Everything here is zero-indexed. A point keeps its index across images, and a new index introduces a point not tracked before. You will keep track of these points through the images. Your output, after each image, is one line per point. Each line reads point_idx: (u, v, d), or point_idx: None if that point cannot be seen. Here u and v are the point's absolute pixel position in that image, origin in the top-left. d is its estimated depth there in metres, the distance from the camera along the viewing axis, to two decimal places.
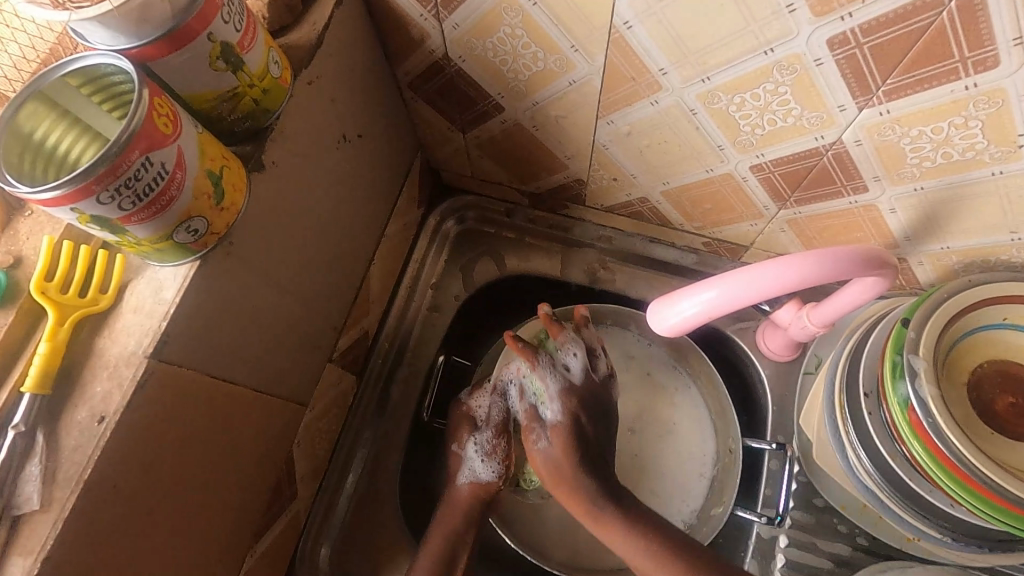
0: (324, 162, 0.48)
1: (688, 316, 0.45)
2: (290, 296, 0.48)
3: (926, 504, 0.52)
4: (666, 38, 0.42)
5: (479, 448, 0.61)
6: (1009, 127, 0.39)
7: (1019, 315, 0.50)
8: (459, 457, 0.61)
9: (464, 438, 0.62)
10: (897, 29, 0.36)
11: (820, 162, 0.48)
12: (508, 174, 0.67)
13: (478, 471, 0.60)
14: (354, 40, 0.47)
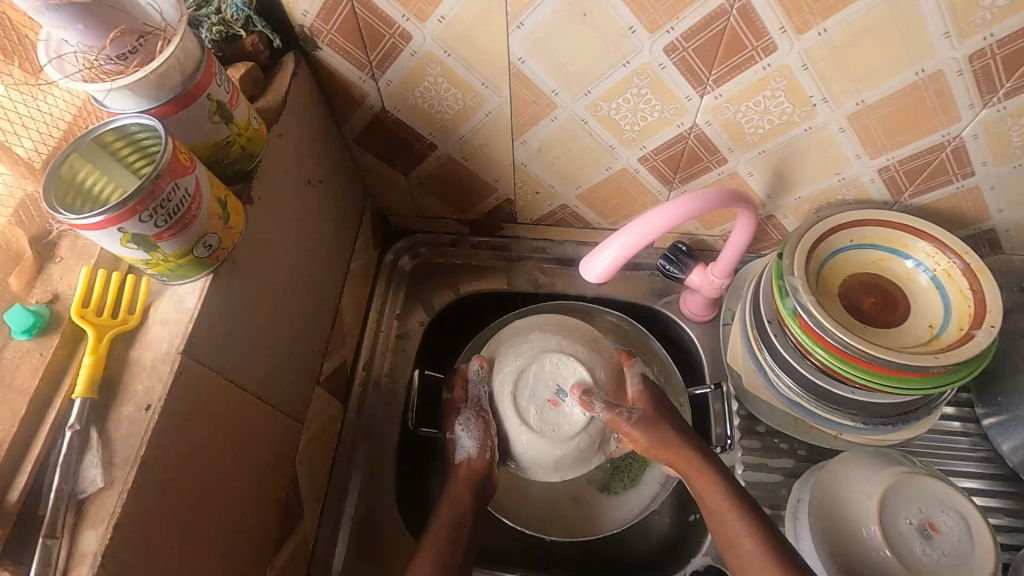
0: (296, 202, 0.57)
1: (609, 263, 0.52)
2: (280, 316, 0.55)
3: (838, 398, 0.63)
4: (552, 65, 0.55)
5: (467, 429, 0.66)
6: (802, 91, 0.55)
7: (859, 236, 0.64)
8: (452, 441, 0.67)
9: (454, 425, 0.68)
10: (706, 33, 0.51)
11: (686, 145, 0.63)
12: (448, 207, 0.78)
13: (466, 447, 0.66)
14: (309, 104, 0.59)
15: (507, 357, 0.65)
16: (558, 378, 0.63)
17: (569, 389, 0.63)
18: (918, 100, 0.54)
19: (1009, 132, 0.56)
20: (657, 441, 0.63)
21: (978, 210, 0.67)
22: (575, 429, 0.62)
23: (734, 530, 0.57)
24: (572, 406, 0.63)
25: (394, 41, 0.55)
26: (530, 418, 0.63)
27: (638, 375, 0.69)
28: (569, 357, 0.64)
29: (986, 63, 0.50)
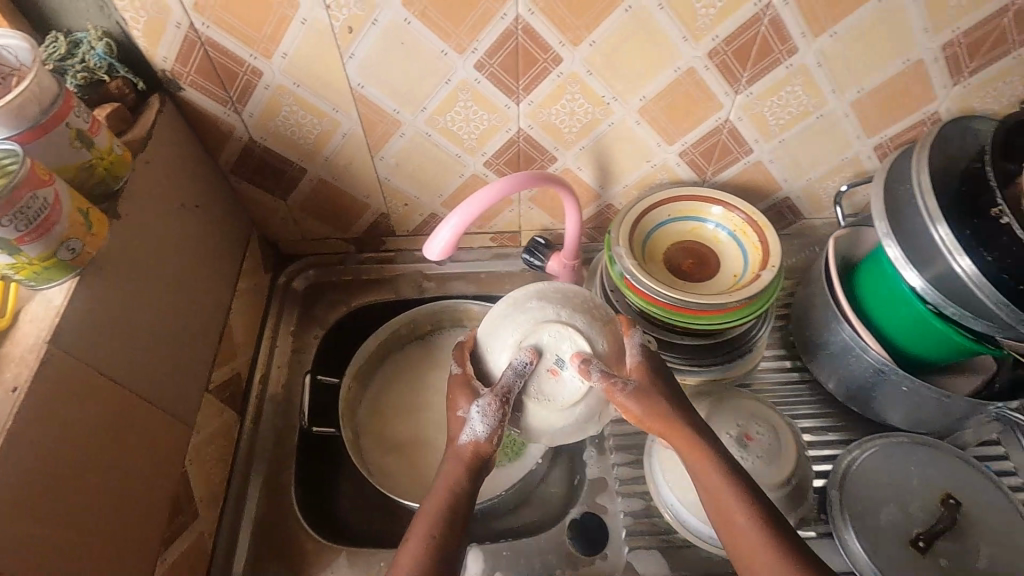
0: (169, 223, 0.64)
1: (445, 242, 0.61)
2: (158, 323, 0.61)
3: (672, 346, 0.74)
4: (387, 87, 0.66)
5: (482, 410, 0.58)
6: (594, 92, 0.68)
7: (673, 210, 0.75)
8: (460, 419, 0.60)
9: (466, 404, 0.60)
10: (504, 50, 0.63)
11: (518, 147, 0.74)
12: (330, 228, 0.86)
13: (477, 429, 0.58)
14: (178, 137, 0.67)
15: (505, 331, 0.61)
16: (557, 351, 0.59)
17: (565, 360, 0.59)
18: (685, 93, 0.68)
19: (763, 113, 0.71)
20: (654, 415, 0.59)
21: (767, 182, 0.81)
22: (573, 398, 0.59)
23: (725, 504, 0.56)
24: (572, 375, 0.59)
25: (248, 77, 0.64)
26: (528, 388, 0.59)
27: (637, 344, 0.63)
28: (566, 331, 0.60)
29: (722, 59, 0.64)
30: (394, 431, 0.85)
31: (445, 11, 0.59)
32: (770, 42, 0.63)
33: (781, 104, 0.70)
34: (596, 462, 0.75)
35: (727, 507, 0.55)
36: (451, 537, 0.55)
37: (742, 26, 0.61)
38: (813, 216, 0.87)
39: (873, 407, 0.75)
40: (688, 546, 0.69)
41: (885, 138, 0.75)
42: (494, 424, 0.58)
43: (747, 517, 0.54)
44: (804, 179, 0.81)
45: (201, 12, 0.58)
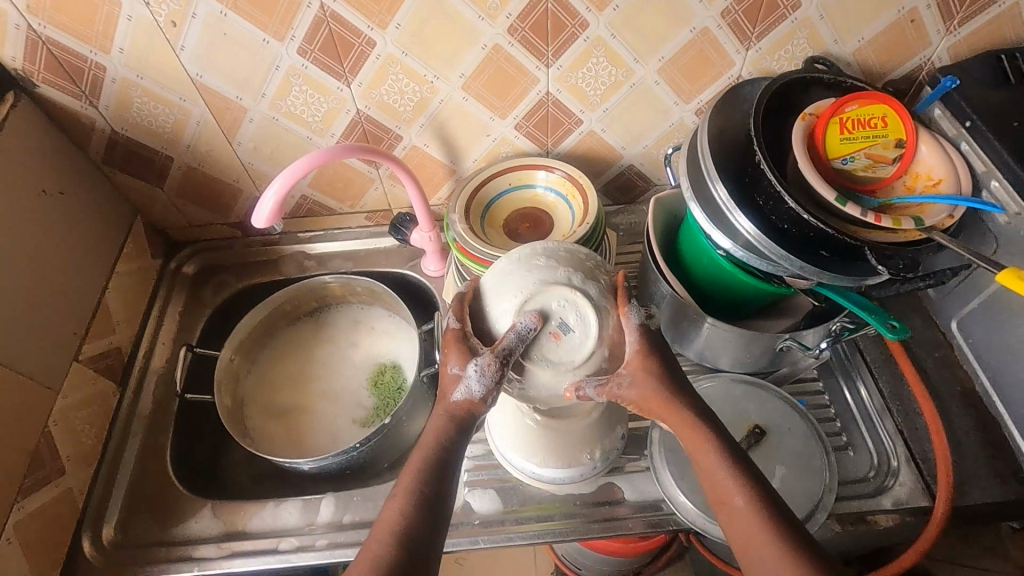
0: (28, 206, 0.71)
1: (268, 209, 0.66)
2: (12, 295, 0.68)
3: None
4: (223, 76, 0.73)
5: (478, 369, 0.54)
6: (416, 71, 0.74)
7: (512, 179, 0.82)
8: (454, 376, 0.56)
9: (463, 361, 0.56)
10: (320, 36, 0.69)
11: (362, 128, 0.81)
12: (210, 214, 0.93)
13: (473, 388, 0.55)
14: (37, 130, 0.73)
15: (510, 289, 0.57)
16: (559, 314, 0.56)
17: (572, 323, 0.56)
18: (499, 68, 0.74)
19: (578, 84, 0.77)
20: (651, 400, 0.57)
21: (606, 150, 0.88)
22: (574, 368, 0.55)
23: (722, 485, 0.54)
24: (576, 344, 0.55)
25: (94, 71, 0.71)
26: (532, 353, 0.55)
27: (633, 329, 0.57)
28: (577, 297, 0.56)
29: (522, 35, 0.71)
30: (276, 399, 0.91)
31: (255, 3, 0.66)
32: (560, 18, 0.69)
33: (591, 74, 0.76)
34: None
35: (724, 488, 0.54)
36: (428, 515, 0.52)
37: (528, 4, 0.68)
38: (660, 181, 0.93)
39: (701, 353, 0.79)
40: (522, 484, 0.75)
41: (700, 103, 0.81)
42: (490, 386, 0.54)
43: (746, 500, 0.53)
44: (640, 146, 0.87)
45: (34, 14, 0.65)
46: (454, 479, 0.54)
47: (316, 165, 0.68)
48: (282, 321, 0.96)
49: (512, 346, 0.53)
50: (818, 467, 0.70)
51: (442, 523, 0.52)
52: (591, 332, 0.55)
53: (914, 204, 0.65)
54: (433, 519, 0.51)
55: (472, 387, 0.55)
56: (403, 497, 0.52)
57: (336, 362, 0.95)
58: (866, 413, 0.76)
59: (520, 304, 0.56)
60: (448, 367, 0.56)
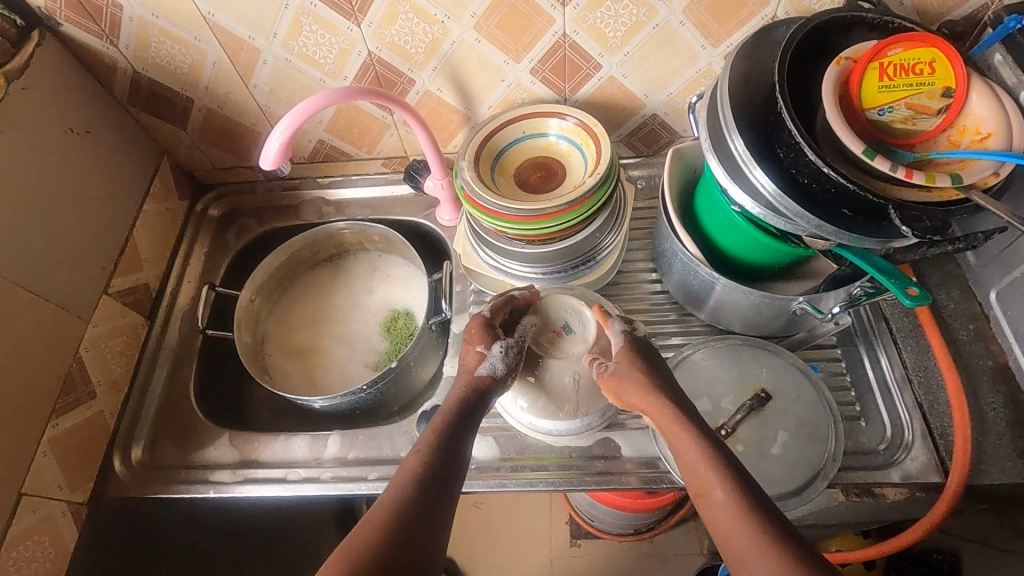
0: (56, 143, 0.74)
1: (275, 149, 0.67)
2: (43, 227, 0.72)
3: (514, 254, 0.79)
4: (235, 15, 0.72)
5: (503, 348, 0.67)
6: (425, 10, 0.72)
7: (527, 126, 0.80)
8: (481, 353, 0.67)
9: (490, 341, 0.67)
10: None
11: (374, 71, 0.80)
12: (232, 156, 0.94)
13: (495, 364, 0.66)
14: (63, 67, 0.75)
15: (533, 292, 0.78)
16: (562, 317, 0.73)
17: (575, 326, 0.73)
18: (513, 7, 0.71)
19: (597, 25, 0.73)
20: (631, 394, 0.63)
21: (627, 97, 0.83)
22: (569, 361, 0.71)
23: (704, 478, 0.54)
24: (574, 340, 0.72)
25: (111, 9, 0.72)
26: (541, 343, 0.72)
27: (622, 332, 0.68)
28: (581, 308, 0.74)
29: None
30: (294, 339, 0.95)
31: None
32: None
33: (611, 13, 0.72)
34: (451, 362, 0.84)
35: (704, 482, 0.53)
36: (438, 467, 0.55)
37: None
38: (686, 133, 0.88)
39: (713, 314, 0.77)
40: (522, 434, 0.75)
41: (730, 45, 0.75)
42: (506, 366, 0.66)
43: (723, 490, 0.52)
44: (665, 93, 0.82)
45: None
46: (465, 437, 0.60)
47: (324, 106, 0.67)
48: (302, 265, 0.98)
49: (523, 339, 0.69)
50: (824, 436, 0.67)
51: (453, 482, 0.55)
52: (590, 335, 0.72)
53: (956, 159, 0.60)
54: (444, 477, 0.54)
55: (493, 365, 0.66)
56: (419, 449, 0.57)
57: (352, 307, 0.97)
58: (885, 384, 0.72)
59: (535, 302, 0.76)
60: (475, 347, 0.67)
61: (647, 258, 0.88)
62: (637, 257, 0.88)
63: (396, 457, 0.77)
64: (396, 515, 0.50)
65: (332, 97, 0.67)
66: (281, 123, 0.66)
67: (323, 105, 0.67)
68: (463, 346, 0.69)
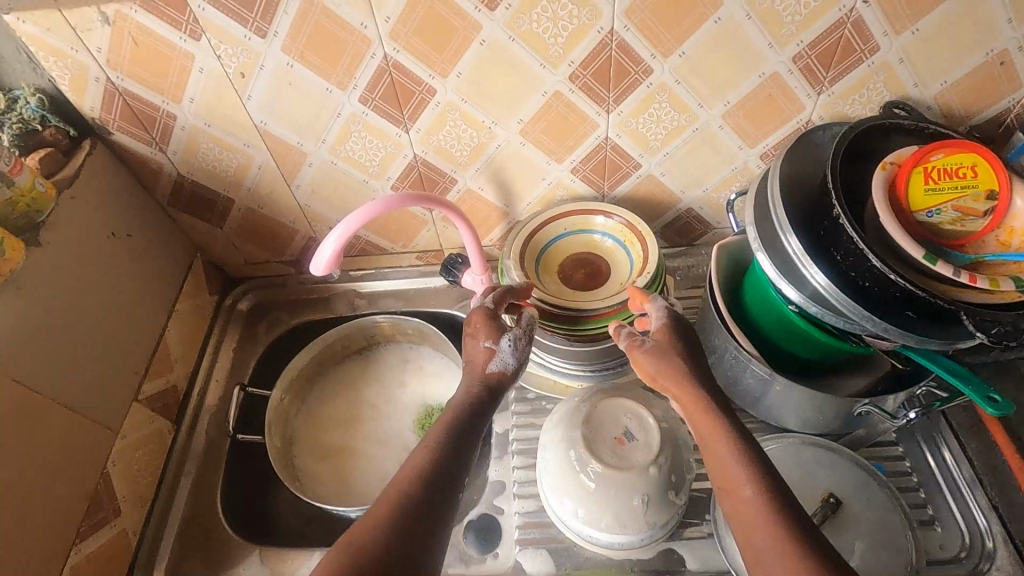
0: (99, 248, 0.73)
1: (328, 256, 0.67)
2: (84, 335, 0.69)
3: (561, 353, 0.77)
4: (287, 123, 0.74)
5: (510, 342, 0.67)
6: (474, 117, 0.73)
7: (570, 224, 0.81)
8: (490, 350, 0.66)
9: (497, 336, 0.67)
10: (381, 86, 0.70)
11: (418, 172, 0.81)
12: (266, 251, 0.94)
13: (506, 360, 0.66)
14: (110, 174, 0.76)
15: (583, 396, 0.71)
16: (618, 421, 0.66)
17: (636, 433, 0.65)
18: (559, 114, 0.73)
19: (639, 129, 0.75)
20: (665, 376, 0.62)
21: (664, 194, 0.85)
22: (636, 472, 0.63)
23: (730, 475, 0.53)
24: (637, 446, 0.65)
25: (164, 119, 0.73)
26: (600, 452, 0.64)
27: (662, 308, 0.67)
28: (639, 409, 0.67)
29: (583, 82, 0.69)
30: (324, 439, 0.90)
31: (320, 54, 0.66)
32: (623, 64, 0.68)
33: (653, 119, 0.74)
34: (496, 466, 0.79)
35: (733, 476, 0.53)
36: (437, 476, 0.54)
37: (592, 51, 0.66)
38: (721, 225, 0.90)
39: (767, 410, 0.74)
40: (575, 545, 0.71)
41: (768, 147, 0.78)
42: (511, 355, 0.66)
43: (754, 491, 0.51)
44: (701, 189, 0.84)
45: (113, 67, 0.67)
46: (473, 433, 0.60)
47: (378, 214, 0.67)
48: (334, 360, 0.96)
49: (530, 324, 0.69)
50: (904, 545, 0.64)
51: (456, 491, 0.54)
52: (652, 438, 0.64)
53: (1011, 262, 0.62)
54: (444, 494, 0.52)
55: (499, 358, 0.66)
56: (426, 445, 0.57)
57: (385, 402, 0.94)
58: (955, 485, 0.70)
59: (586, 405, 0.69)
60: (481, 343, 0.67)
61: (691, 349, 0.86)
62: None
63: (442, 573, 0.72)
64: (400, 507, 0.50)
65: (382, 203, 0.67)
66: (334, 231, 0.67)
67: (374, 213, 0.67)
68: (469, 342, 0.68)
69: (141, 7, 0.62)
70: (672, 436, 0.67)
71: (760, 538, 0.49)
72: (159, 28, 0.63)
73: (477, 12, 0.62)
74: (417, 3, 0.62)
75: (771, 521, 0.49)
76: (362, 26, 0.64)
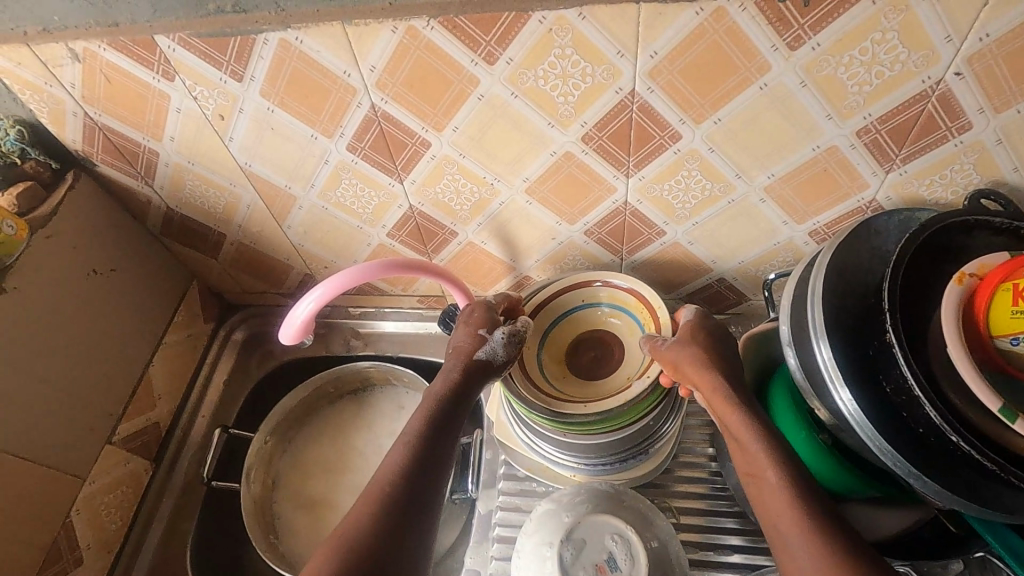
0: (76, 288, 0.70)
1: (299, 322, 0.61)
2: (48, 382, 0.67)
3: (555, 443, 0.69)
4: (272, 166, 0.68)
5: (504, 333, 0.66)
6: (473, 173, 0.65)
7: (583, 296, 0.72)
8: (483, 338, 0.66)
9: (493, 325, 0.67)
10: (370, 135, 0.62)
11: (416, 222, 0.73)
12: (262, 283, 0.89)
13: (496, 351, 0.66)
14: (94, 207, 0.72)
15: (565, 500, 0.63)
16: (600, 544, 0.58)
17: (620, 562, 0.57)
18: (570, 175, 0.64)
19: (663, 196, 0.65)
20: (687, 367, 0.61)
21: (692, 262, 0.74)
22: None
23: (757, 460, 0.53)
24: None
25: (147, 155, 0.68)
26: None
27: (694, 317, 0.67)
28: (627, 532, 0.59)
29: (598, 143, 0.60)
30: (306, 488, 0.86)
31: (301, 100, 0.59)
32: (646, 128, 0.57)
33: (680, 186, 0.63)
34: (473, 552, 0.72)
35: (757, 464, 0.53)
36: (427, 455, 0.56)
37: (609, 112, 0.56)
38: (757, 298, 0.78)
39: None
40: None
41: (819, 225, 0.65)
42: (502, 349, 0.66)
43: (779, 475, 0.52)
44: (735, 262, 0.73)
45: (89, 103, 0.63)
46: (450, 430, 0.60)
47: (354, 283, 0.61)
48: (321, 401, 0.91)
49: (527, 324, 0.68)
50: None
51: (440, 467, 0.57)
52: (638, 573, 0.56)
53: None
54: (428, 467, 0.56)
55: (490, 347, 0.66)
56: (404, 440, 0.58)
57: (372, 452, 0.88)
58: None
59: (567, 515, 0.61)
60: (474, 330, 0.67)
61: (708, 440, 0.75)
62: (696, 437, 0.76)
63: None
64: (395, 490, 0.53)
65: (363, 269, 0.61)
66: (308, 294, 0.61)
67: (350, 282, 0.61)
68: (461, 328, 0.68)
69: (109, 45, 0.56)
70: (663, 562, 0.58)
71: (789, 527, 0.49)
72: (129, 67, 0.58)
73: (473, 65, 0.54)
74: (405, 52, 0.54)
75: (795, 515, 0.49)
76: (345, 75, 0.56)
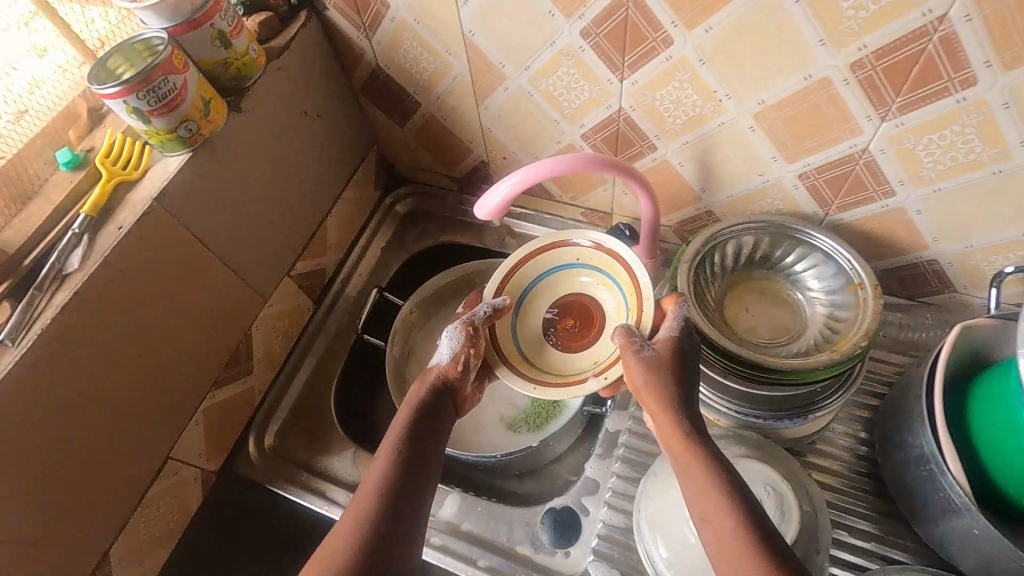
0: (290, 125, 0.74)
1: (495, 205, 0.62)
2: (256, 206, 0.72)
3: (714, 381, 0.67)
4: (496, 39, 0.66)
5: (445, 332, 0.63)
6: (705, 84, 0.61)
7: (584, 255, 0.70)
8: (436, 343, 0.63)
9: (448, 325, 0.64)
10: (611, 22, 0.59)
11: (618, 127, 0.70)
12: (437, 162, 0.91)
13: (441, 354, 0.62)
14: (317, 52, 0.75)
15: (715, 437, 0.62)
16: (752, 487, 0.57)
17: (768, 510, 0.56)
18: (814, 105, 0.58)
19: (915, 151, 0.57)
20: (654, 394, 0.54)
21: (908, 236, 0.65)
22: None
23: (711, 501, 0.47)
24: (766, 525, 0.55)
25: (378, 7, 0.69)
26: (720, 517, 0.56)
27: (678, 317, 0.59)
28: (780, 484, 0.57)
29: (868, 74, 0.53)
30: None
31: None
32: (936, 65, 0.50)
33: (941, 144, 0.56)
34: (595, 464, 0.73)
35: (712, 507, 0.46)
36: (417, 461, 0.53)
37: (899, 38, 0.49)
38: (972, 292, 0.67)
39: (936, 537, 0.59)
40: None
41: None
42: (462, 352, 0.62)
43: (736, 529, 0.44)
44: (965, 247, 0.63)
45: None
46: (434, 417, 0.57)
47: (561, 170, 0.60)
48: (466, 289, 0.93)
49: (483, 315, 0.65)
50: None
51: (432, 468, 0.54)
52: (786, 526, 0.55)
53: None
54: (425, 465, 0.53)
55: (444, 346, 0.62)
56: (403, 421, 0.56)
57: None
58: None
59: (716, 449, 0.60)
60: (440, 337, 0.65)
61: (863, 425, 0.71)
62: (848, 417, 0.72)
63: (509, 549, 0.69)
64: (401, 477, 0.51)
65: (567, 162, 0.60)
66: (505, 178, 0.61)
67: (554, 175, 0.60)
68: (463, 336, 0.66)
69: None
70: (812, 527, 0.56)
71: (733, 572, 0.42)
72: None
73: None
74: None
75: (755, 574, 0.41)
76: None
